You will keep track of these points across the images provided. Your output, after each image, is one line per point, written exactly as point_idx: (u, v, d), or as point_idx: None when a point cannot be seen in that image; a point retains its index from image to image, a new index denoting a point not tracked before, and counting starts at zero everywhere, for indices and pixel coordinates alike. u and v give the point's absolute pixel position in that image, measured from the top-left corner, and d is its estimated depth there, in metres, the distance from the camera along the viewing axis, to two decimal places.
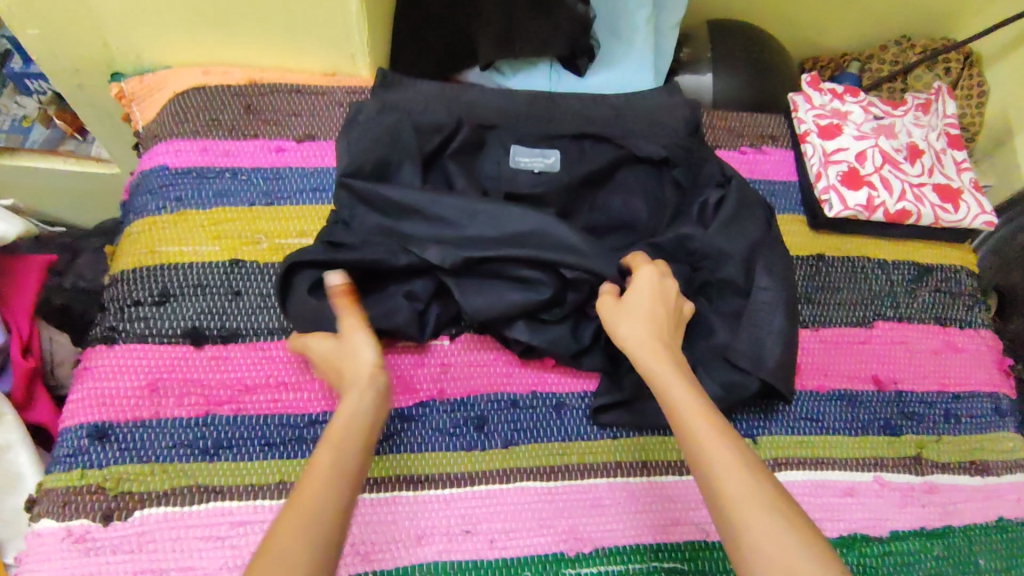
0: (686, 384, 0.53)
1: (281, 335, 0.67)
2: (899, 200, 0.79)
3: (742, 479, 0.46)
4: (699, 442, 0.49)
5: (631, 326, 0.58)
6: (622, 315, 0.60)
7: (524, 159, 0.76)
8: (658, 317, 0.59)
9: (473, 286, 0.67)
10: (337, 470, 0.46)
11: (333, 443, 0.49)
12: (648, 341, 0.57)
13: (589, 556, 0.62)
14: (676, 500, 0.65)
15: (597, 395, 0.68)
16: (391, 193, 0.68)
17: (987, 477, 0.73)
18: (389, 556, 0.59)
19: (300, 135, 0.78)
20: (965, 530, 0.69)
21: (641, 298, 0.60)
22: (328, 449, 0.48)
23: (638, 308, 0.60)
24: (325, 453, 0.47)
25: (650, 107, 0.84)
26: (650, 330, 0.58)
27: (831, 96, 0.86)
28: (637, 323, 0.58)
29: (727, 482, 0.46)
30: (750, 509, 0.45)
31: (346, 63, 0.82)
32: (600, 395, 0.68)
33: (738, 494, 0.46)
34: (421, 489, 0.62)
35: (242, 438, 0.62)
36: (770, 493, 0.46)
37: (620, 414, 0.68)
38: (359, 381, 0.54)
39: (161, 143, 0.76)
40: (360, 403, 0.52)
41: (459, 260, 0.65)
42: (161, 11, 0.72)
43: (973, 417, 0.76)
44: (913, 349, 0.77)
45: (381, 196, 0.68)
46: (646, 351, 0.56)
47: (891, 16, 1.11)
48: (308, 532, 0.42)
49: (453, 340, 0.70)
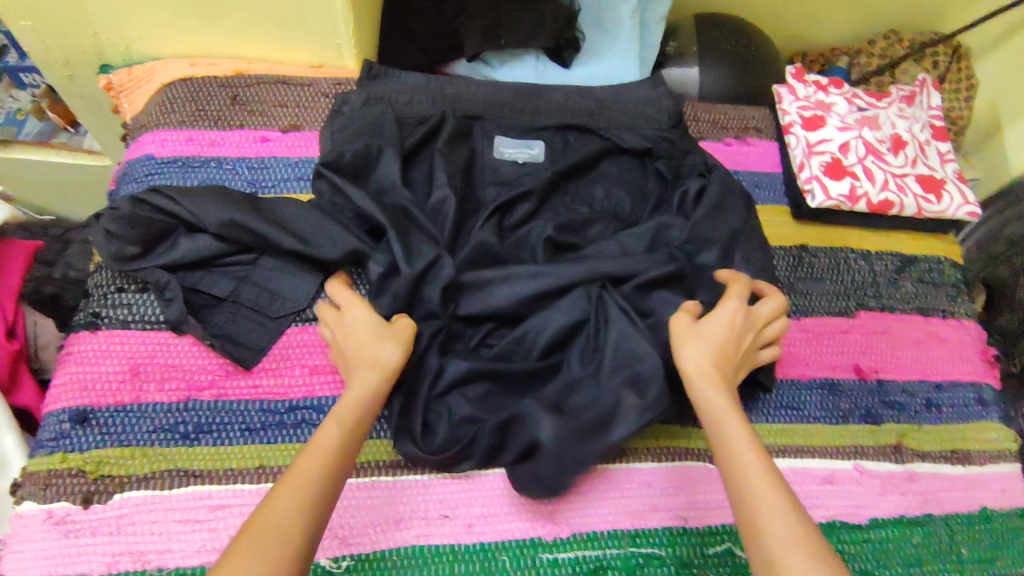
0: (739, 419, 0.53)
1: (248, 332, 0.66)
2: (881, 190, 0.79)
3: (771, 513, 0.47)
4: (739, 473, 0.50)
5: (696, 353, 0.57)
6: (690, 339, 0.58)
7: (509, 150, 0.79)
8: (722, 351, 0.58)
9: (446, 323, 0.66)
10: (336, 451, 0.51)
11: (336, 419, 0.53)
12: (708, 372, 0.56)
13: (566, 541, 0.62)
14: (654, 486, 0.66)
15: (395, 427, 0.61)
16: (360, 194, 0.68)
17: (970, 467, 0.73)
18: (366, 540, 0.59)
19: (286, 125, 0.78)
20: (945, 520, 0.69)
21: (715, 329, 0.59)
22: (334, 424, 0.52)
23: (705, 336, 0.58)
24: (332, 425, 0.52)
25: (633, 100, 0.85)
26: (713, 361, 0.57)
27: (816, 88, 0.87)
28: (700, 352, 0.57)
29: (764, 516, 0.47)
30: (786, 542, 0.45)
31: (333, 54, 0.82)
32: (398, 430, 0.62)
33: (781, 531, 0.46)
34: (399, 473, 0.63)
35: (221, 422, 0.63)
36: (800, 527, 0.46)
37: (417, 461, 0.61)
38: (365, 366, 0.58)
39: (148, 133, 0.76)
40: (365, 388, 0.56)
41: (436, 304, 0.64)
42: (150, 6, 0.73)
43: (955, 407, 0.75)
44: (895, 339, 0.77)
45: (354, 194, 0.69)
46: (702, 382, 0.56)
47: (880, 13, 1.12)
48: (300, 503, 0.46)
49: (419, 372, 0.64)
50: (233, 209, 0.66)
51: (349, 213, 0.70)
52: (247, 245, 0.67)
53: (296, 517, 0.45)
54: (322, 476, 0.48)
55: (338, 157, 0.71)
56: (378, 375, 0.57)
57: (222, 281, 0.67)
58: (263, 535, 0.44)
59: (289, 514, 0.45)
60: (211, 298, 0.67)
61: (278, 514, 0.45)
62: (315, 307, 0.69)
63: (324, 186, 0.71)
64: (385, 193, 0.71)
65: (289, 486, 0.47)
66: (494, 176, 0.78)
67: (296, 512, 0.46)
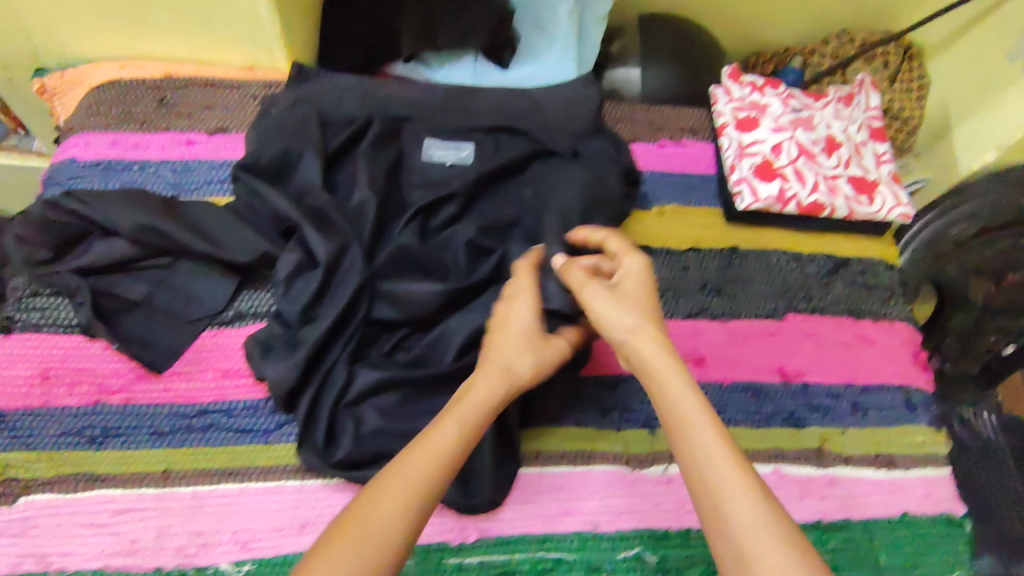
0: (692, 393, 0.51)
1: (160, 336, 0.66)
2: (812, 192, 0.79)
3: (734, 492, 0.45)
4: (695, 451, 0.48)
5: (614, 314, 0.56)
6: (617, 304, 0.56)
7: (438, 152, 0.78)
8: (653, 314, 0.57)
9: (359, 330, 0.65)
10: (450, 454, 0.49)
11: (453, 419, 0.51)
12: (646, 337, 0.55)
13: (473, 545, 0.62)
14: (566, 490, 0.66)
15: (300, 431, 0.62)
16: (274, 197, 0.67)
17: (893, 471, 0.72)
18: (270, 544, 0.60)
19: (212, 128, 0.78)
20: (865, 524, 0.68)
21: (639, 294, 0.58)
22: (452, 426, 0.50)
23: (624, 299, 0.57)
24: (449, 425, 0.50)
25: (566, 101, 0.84)
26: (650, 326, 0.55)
27: (752, 87, 0.86)
28: (619, 313, 0.56)
29: (732, 499, 0.45)
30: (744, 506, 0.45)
31: (264, 56, 0.82)
32: (302, 437, 0.62)
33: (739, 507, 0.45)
34: (308, 476, 0.63)
35: (131, 426, 0.63)
36: (765, 505, 0.45)
37: (317, 470, 0.62)
38: (496, 370, 0.55)
39: (74, 136, 0.76)
40: (492, 391, 0.54)
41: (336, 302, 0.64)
42: (74, 13, 0.74)
43: (881, 410, 0.75)
44: (824, 342, 0.77)
45: (268, 197, 0.68)
46: (642, 346, 0.54)
47: (832, 13, 1.11)
48: (406, 506, 0.45)
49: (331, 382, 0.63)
50: (147, 214, 0.66)
51: (264, 214, 0.69)
52: (162, 249, 0.67)
53: (397, 524, 0.45)
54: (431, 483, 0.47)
55: (257, 159, 0.70)
56: (507, 384, 0.55)
57: (138, 285, 0.67)
58: (361, 531, 0.43)
59: (393, 510, 0.45)
60: (126, 301, 0.66)
61: (383, 510, 0.45)
62: (232, 311, 0.68)
63: (242, 188, 0.70)
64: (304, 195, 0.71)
65: (396, 486, 0.46)
66: (423, 177, 0.77)
67: (400, 518, 0.45)
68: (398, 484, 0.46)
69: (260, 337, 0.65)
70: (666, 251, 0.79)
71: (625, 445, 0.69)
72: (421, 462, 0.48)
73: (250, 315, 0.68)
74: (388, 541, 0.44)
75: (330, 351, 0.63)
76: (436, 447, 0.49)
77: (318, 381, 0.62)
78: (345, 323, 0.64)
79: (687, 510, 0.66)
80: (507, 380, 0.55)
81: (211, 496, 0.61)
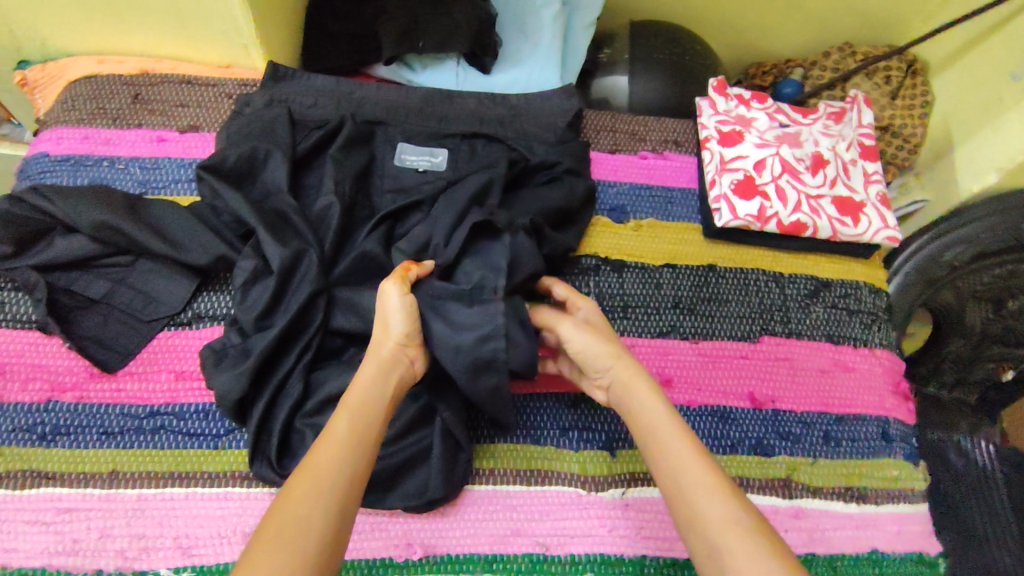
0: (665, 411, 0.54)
1: (116, 336, 0.66)
2: (793, 211, 0.76)
3: (705, 493, 0.47)
4: (670, 461, 0.51)
5: (590, 347, 0.59)
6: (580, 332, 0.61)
7: (411, 157, 0.76)
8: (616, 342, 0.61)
9: (313, 340, 0.63)
10: (355, 444, 0.50)
11: (347, 413, 0.52)
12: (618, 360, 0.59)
13: (418, 562, 0.61)
14: (518, 510, 0.64)
15: (250, 445, 0.60)
16: (233, 199, 0.67)
17: (864, 505, 0.69)
18: (211, 551, 0.59)
19: (184, 126, 0.77)
20: (830, 560, 0.66)
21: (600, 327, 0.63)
22: (347, 417, 0.51)
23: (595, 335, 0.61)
24: (342, 421, 0.51)
25: (545, 109, 0.83)
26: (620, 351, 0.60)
27: (738, 101, 0.84)
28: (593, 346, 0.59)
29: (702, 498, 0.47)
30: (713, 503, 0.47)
31: (241, 55, 0.81)
32: (253, 449, 0.60)
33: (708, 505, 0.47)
34: (254, 484, 0.61)
35: (80, 425, 0.63)
36: (734, 499, 0.47)
37: (269, 480, 0.60)
38: (377, 353, 0.57)
39: (49, 130, 0.77)
40: (378, 378, 0.55)
41: (289, 310, 0.62)
42: (50, 15, 0.74)
43: (855, 441, 0.72)
44: (798, 367, 0.74)
45: (228, 199, 0.67)
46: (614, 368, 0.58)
47: (834, 25, 1.08)
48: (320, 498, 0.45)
49: (282, 394, 0.62)
50: (106, 211, 0.66)
51: (226, 217, 0.69)
52: (122, 247, 0.67)
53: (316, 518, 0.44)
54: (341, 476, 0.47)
55: (220, 160, 0.69)
56: (391, 363, 0.57)
57: (98, 283, 0.67)
58: (287, 530, 0.42)
59: (311, 505, 0.44)
60: (85, 299, 0.66)
61: (301, 508, 0.44)
62: (190, 312, 0.68)
63: (204, 188, 0.70)
64: (269, 198, 0.70)
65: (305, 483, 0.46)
66: (393, 182, 0.76)
67: (317, 515, 0.44)
68: (312, 482, 0.46)
69: (212, 347, 0.64)
70: (639, 265, 0.77)
71: (582, 465, 0.67)
72: (331, 457, 0.48)
73: (208, 317, 0.68)
74: (314, 534, 0.43)
75: (282, 362, 0.63)
76: (339, 441, 0.49)
77: (270, 392, 0.61)
78: (301, 332, 0.63)
79: (643, 536, 0.64)
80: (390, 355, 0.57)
81: (155, 500, 0.60)
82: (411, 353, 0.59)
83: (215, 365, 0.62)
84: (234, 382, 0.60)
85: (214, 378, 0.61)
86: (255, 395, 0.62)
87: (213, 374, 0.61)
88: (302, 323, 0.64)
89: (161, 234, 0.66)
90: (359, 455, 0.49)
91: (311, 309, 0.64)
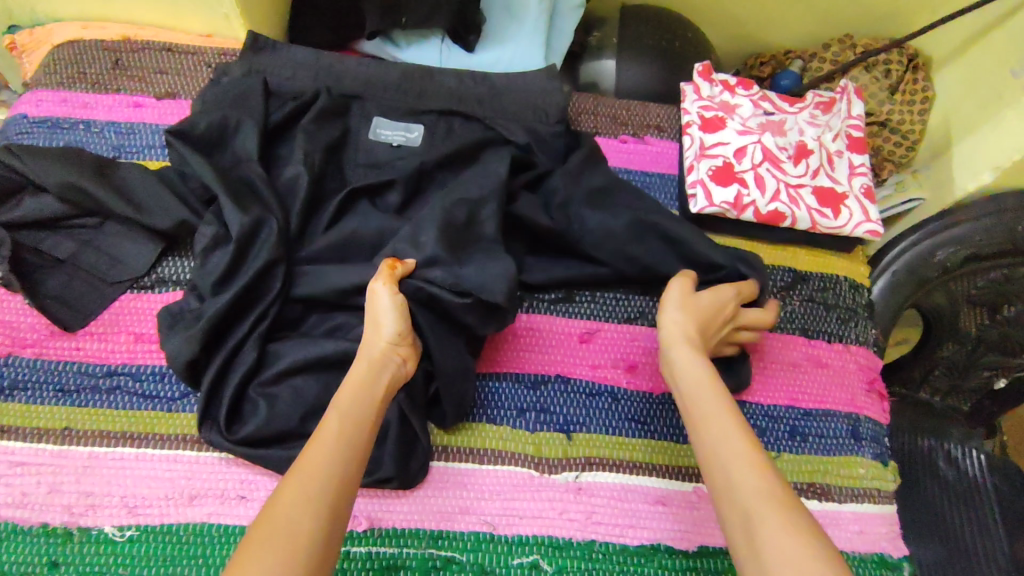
0: (710, 377, 0.54)
1: (77, 296, 0.66)
2: (771, 200, 0.74)
3: (742, 466, 0.45)
4: (707, 432, 0.49)
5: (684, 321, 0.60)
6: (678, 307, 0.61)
7: (385, 132, 0.75)
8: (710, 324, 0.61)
9: (267, 310, 0.63)
10: (348, 443, 0.48)
11: (339, 412, 0.50)
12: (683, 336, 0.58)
13: (362, 535, 0.60)
14: (468, 488, 0.63)
15: (200, 410, 0.61)
16: (198, 165, 0.67)
17: (827, 503, 0.67)
18: (157, 512, 0.59)
19: (161, 92, 0.78)
20: None
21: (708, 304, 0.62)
22: (336, 417, 0.49)
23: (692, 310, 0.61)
24: (336, 419, 0.49)
25: (527, 88, 0.81)
26: (695, 329, 0.59)
27: (722, 87, 0.82)
28: (682, 315, 0.60)
29: (735, 475, 0.45)
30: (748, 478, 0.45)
31: (222, 24, 0.81)
32: (203, 415, 0.61)
33: (744, 482, 0.44)
34: (203, 449, 0.62)
35: (39, 381, 0.63)
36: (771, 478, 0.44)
37: (218, 446, 0.60)
38: (371, 352, 0.56)
39: (29, 92, 0.78)
40: (367, 376, 0.53)
41: (245, 277, 0.62)
42: None
43: (822, 437, 0.70)
44: (769, 360, 0.72)
45: (194, 166, 0.68)
46: (676, 346, 0.58)
47: (835, 15, 1.05)
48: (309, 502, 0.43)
49: (236, 361, 0.62)
50: (70, 172, 0.66)
51: (192, 183, 0.69)
52: (89, 209, 0.67)
53: (305, 521, 0.42)
54: (336, 479, 0.45)
55: (190, 126, 0.69)
56: (386, 359, 0.56)
57: (64, 243, 0.67)
58: (272, 530, 0.41)
59: (300, 500, 0.43)
60: (50, 259, 0.67)
61: (289, 507, 0.42)
62: (153, 276, 0.69)
63: (173, 154, 0.70)
64: (238, 165, 0.70)
65: (297, 482, 0.44)
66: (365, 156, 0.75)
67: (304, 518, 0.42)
68: (304, 480, 0.44)
69: (170, 311, 0.64)
70: None
71: (536, 447, 0.66)
72: (321, 455, 0.46)
73: (171, 282, 0.68)
74: (303, 531, 0.42)
75: (236, 329, 0.63)
76: (331, 440, 0.47)
77: (221, 358, 0.61)
78: (257, 301, 0.63)
79: (593, 521, 0.63)
80: (386, 355, 0.56)
81: (106, 458, 0.61)
82: (402, 352, 0.58)
83: (170, 327, 0.63)
84: (186, 345, 0.60)
85: (170, 340, 0.61)
86: (207, 360, 0.62)
87: (168, 337, 0.62)
88: (258, 291, 0.63)
89: (127, 198, 0.66)
90: (352, 454, 0.48)
91: (268, 277, 0.63)
